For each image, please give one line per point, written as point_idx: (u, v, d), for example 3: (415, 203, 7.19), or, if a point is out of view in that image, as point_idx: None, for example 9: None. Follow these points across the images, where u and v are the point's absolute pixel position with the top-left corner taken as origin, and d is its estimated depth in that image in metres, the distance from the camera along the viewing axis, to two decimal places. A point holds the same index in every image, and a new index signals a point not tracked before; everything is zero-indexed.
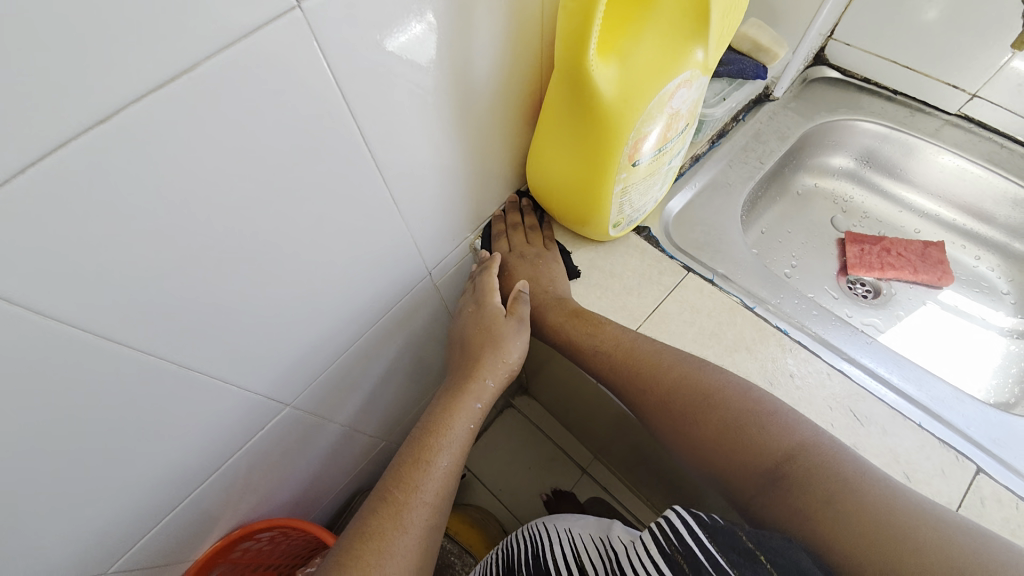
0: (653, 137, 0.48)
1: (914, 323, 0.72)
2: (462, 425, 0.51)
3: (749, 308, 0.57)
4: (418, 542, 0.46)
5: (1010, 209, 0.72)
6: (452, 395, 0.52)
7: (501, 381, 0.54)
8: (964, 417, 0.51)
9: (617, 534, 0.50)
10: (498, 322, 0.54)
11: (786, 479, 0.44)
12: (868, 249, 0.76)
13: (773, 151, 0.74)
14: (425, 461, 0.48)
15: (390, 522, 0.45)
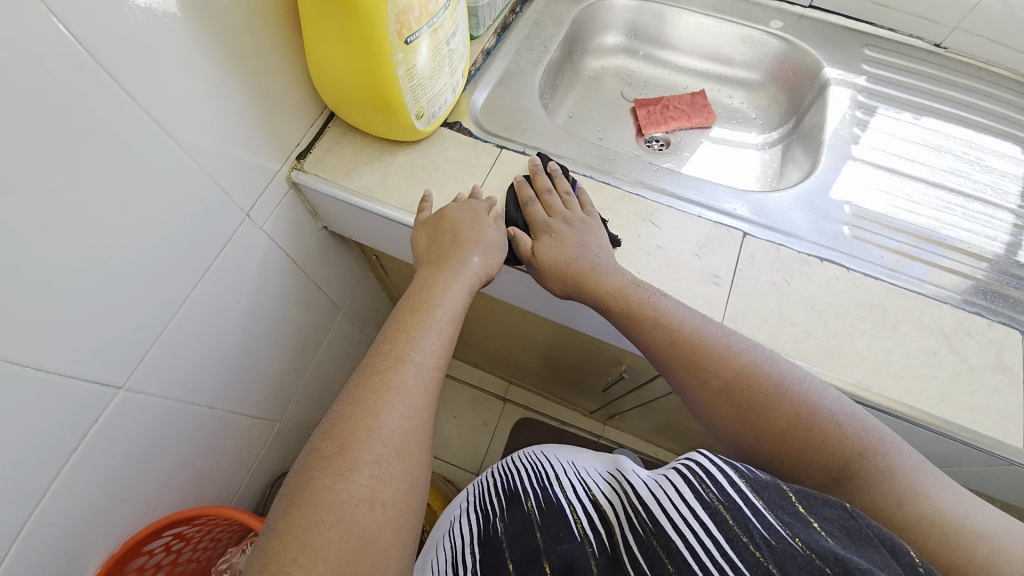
0: (414, 11, 0.50)
1: (699, 157, 0.86)
2: (456, 303, 0.51)
3: (559, 165, 0.65)
4: (429, 374, 0.46)
5: (740, 48, 0.87)
6: (448, 272, 0.53)
7: (486, 270, 0.55)
8: (730, 202, 0.64)
9: (629, 473, 0.49)
10: (487, 216, 0.57)
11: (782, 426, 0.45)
12: (653, 108, 0.90)
13: (554, 35, 0.81)
14: (426, 307, 0.50)
15: (400, 350, 0.46)
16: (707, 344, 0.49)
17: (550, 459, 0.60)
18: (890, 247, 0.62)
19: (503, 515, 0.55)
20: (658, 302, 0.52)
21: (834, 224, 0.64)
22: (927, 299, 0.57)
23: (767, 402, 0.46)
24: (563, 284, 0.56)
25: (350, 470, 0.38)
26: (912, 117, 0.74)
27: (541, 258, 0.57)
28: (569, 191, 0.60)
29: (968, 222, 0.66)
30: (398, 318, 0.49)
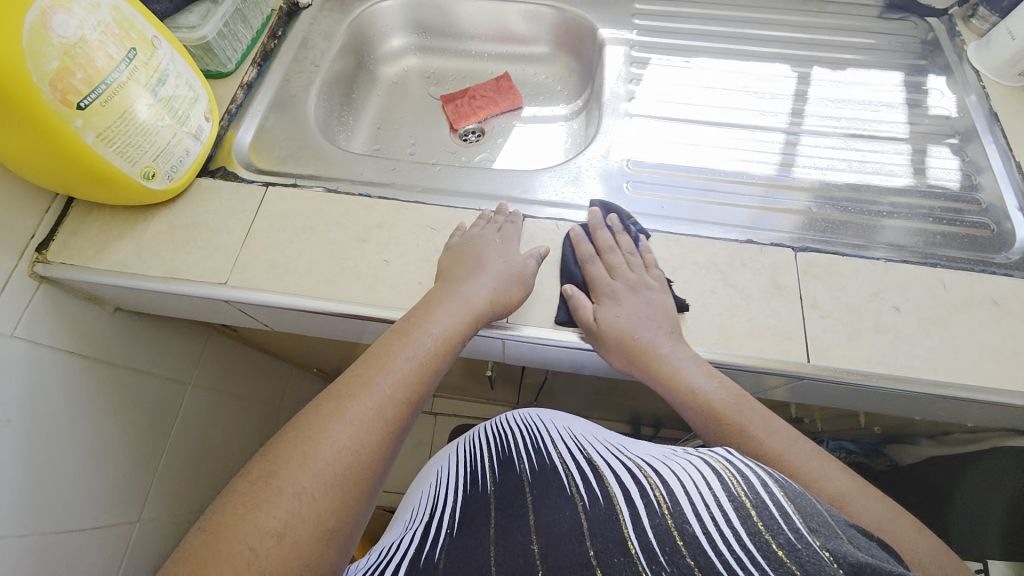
0: (79, 73, 0.46)
1: (513, 141, 0.86)
2: (455, 321, 0.50)
3: (332, 189, 0.62)
4: (384, 410, 0.43)
5: (526, 24, 0.87)
6: (459, 283, 0.53)
7: (487, 290, 0.53)
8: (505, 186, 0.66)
9: (638, 454, 0.46)
10: (490, 240, 0.57)
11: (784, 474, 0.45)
12: (461, 102, 0.88)
13: (325, 52, 0.79)
14: (419, 329, 0.49)
15: (360, 387, 0.44)
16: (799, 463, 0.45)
17: (550, 422, 0.55)
18: (666, 194, 0.64)
19: (493, 474, 0.50)
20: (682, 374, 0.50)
21: (613, 182, 0.66)
22: (702, 238, 0.59)
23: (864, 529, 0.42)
24: (626, 361, 0.53)
25: (267, 494, 0.36)
26: (683, 61, 0.76)
27: (604, 327, 0.53)
28: (629, 245, 0.58)
29: (742, 150, 0.68)
30: (406, 325, 0.50)
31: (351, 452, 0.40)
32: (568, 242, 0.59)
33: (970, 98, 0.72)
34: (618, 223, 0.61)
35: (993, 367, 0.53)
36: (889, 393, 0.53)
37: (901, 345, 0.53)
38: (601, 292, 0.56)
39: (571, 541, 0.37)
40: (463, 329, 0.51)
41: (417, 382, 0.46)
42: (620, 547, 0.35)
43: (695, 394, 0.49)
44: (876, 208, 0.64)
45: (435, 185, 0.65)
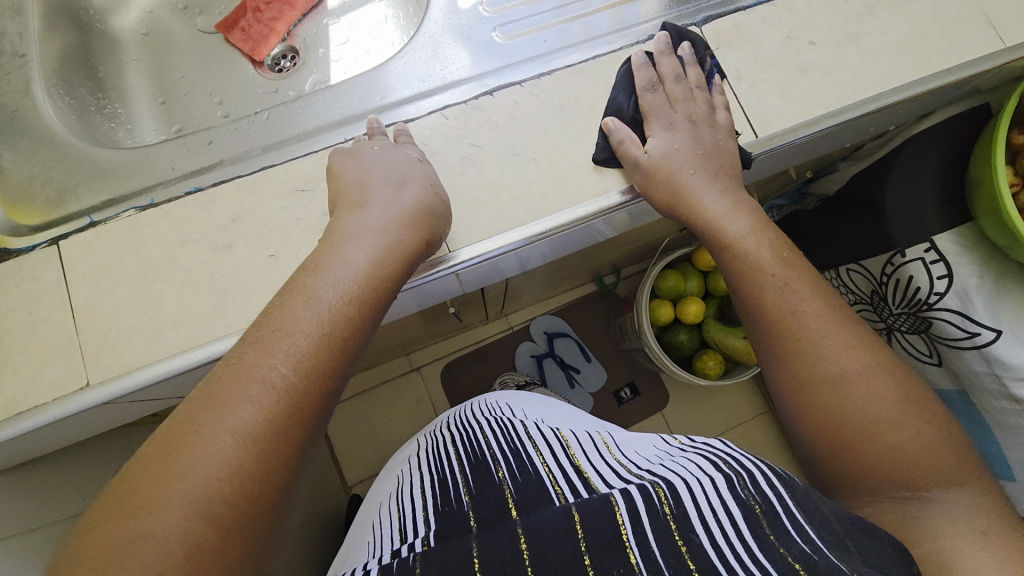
0: None
1: (336, 44, 0.68)
2: (369, 260, 0.37)
3: (149, 204, 0.46)
4: (282, 402, 0.30)
5: None
6: (367, 215, 0.41)
7: (406, 216, 0.40)
8: (361, 100, 0.51)
9: (624, 458, 0.41)
10: (386, 154, 0.44)
11: (835, 368, 0.38)
12: (246, 22, 0.67)
13: (22, 28, 0.55)
14: (315, 282, 0.35)
15: (243, 373, 0.31)
16: (791, 299, 0.41)
17: (519, 414, 0.51)
18: (542, 25, 0.54)
19: (464, 473, 0.42)
20: (708, 219, 0.44)
21: (480, 38, 0.54)
22: (604, 57, 0.50)
23: (849, 387, 0.37)
24: (668, 197, 0.45)
25: (116, 553, 0.24)
26: None
27: (658, 163, 0.46)
28: (699, 80, 0.49)
29: None
30: (302, 276, 0.36)
31: (241, 466, 0.28)
32: (624, 71, 0.50)
33: None
34: (659, 45, 0.50)
35: (909, 61, 0.52)
36: (831, 130, 0.51)
37: (829, 78, 0.50)
38: (658, 120, 0.48)
39: (563, 549, 0.30)
40: (383, 274, 0.37)
41: (328, 353, 0.33)
42: (618, 554, 0.30)
43: (752, 275, 0.42)
44: None
45: (277, 138, 0.50)
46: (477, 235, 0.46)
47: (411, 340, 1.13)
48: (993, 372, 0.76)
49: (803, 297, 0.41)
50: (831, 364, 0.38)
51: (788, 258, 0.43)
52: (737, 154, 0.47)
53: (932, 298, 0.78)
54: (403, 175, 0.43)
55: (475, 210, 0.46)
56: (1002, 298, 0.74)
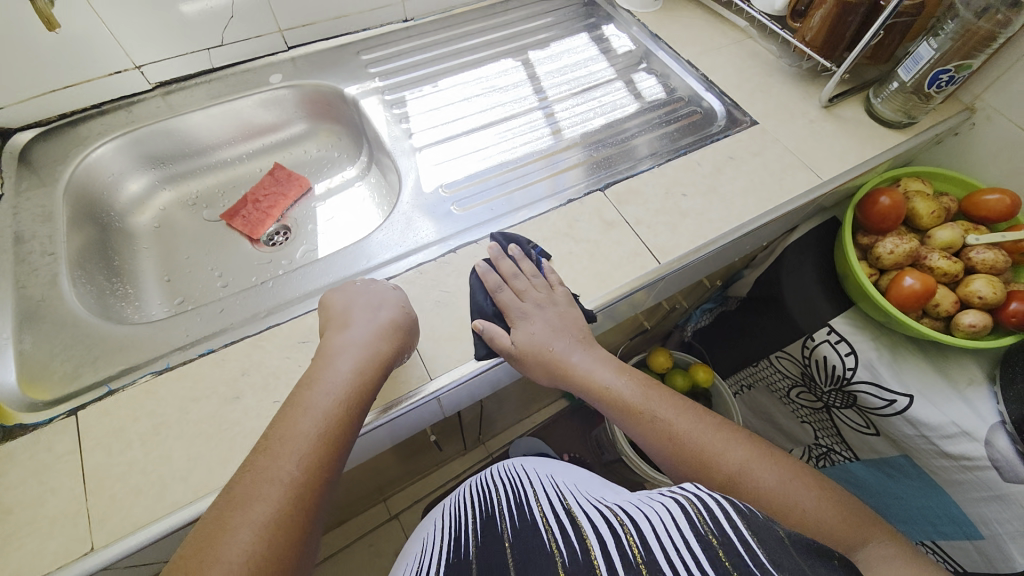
0: None
1: (323, 221, 0.84)
2: (353, 369, 0.46)
3: (165, 368, 0.52)
4: (290, 496, 0.37)
5: (271, 110, 0.84)
6: (350, 334, 0.50)
7: (383, 333, 0.50)
8: (349, 265, 0.64)
9: (617, 504, 0.50)
10: (347, 292, 0.55)
11: (728, 471, 0.47)
12: (246, 211, 0.82)
13: (51, 234, 0.64)
14: (308, 395, 0.43)
15: (254, 478, 0.38)
16: (675, 424, 0.50)
17: (529, 475, 0.65)
18: (487, 197, 0.71)
19: (479, 538, 0.54)
20: (586, 377, 0.54)
21: (442, 210, 0.69)
22: (535, 217, 0.67)
23: (746, 487, 0.46)
24: (550, 373, 0.55)
25: None
26: (431, 87, 0.83)
27: (520, 347, 0.54)
28: (533, 270, 0.60)
29: (520, 135, 0.78)
30: (300, 392, 0.44)
31: (259, 553, 0.34)
32: (477, 280, 0.59)
33: (634, 30, 0.94)
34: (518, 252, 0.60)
35: (755, 200, 0.71)
36: (714, 251, 0.67)
37: (703, 217, 0.69)
38: (515, 315, 0.56)
39: None
40: (365, 378, 0.46)
41: (326, 452, 0.41)
42: None
43: (636, 417, 0.51)
44: (630, 133, 0.80)
45: (278, 303, 0.60)
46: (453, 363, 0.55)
47: (389, 482, 1.12)
48: (922, 433, 0.85)
49: (682, 422, 0.50)
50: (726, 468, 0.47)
51: (654, 392, 0.54)
52: (581, 317, 0.57)
53: (848, 372, 0.91)
54: (381, 301, 0.53)
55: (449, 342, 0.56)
56: (902, 365, 0.87)
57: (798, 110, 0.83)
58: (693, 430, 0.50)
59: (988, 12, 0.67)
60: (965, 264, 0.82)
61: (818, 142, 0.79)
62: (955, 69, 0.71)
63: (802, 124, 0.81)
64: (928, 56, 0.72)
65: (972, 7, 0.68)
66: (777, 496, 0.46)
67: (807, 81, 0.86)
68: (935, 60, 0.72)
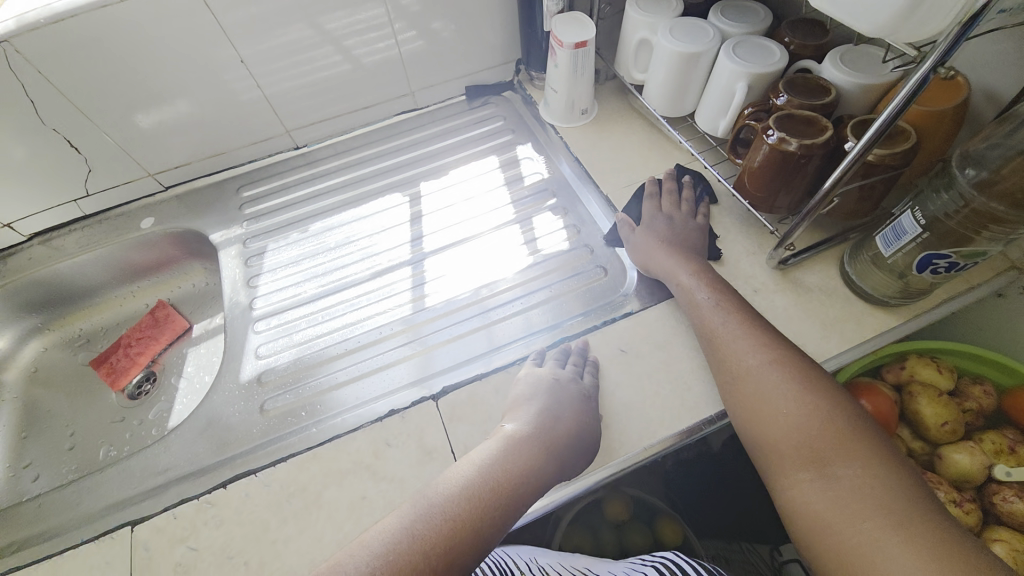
0: None
1: (190, 369, 0.78)
2: (501, 455, 0.47)
3: None
4: (446, 562, 0.39)
5: (149, 251, 0.80)
6: (538, 418, 0.50)
7: (539, 427, 0.49)
8: (122, 482, 0.55)
9: (608, 571, 0.56)
10: (550, 373, 0.54)
11: (779, 404, 0.46)
12: (116, 357, 0.79)
13: None
14: (489, 472, 0.45)
15: (435, 528, 0.40)
16: (740, 348, 0.50)
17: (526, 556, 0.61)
18: (306, 395, 0.59)
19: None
20: (683, 281, 0.56)
21: (252, 402, 0.59)
22: (341, 436, 0.54)
23: (786, 412, 0.46)
24: (647, 261, 0.61)
25: None
26: (300, 233, 0.74)
27: (508, 447, 0.47)
28: (689, 197, 0.67)
29: (377, 301, 0.66)
30: (478, 458, 0.47)
31: None
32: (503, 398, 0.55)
33: (553, 151, 0.78)
34: (676, 188, 0.67)
35: (638, 421, 0.53)
36: (554, 509, 0.50)
37: None
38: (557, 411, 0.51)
39: None
40: (539, 475, 0.46)
41: (485, 533, 0.42)
42: None
43: (709, 328, 0.53)
44: (509, 301, 0.64)
45: (37, 533, 0.53)
46: None
47: None
48: None
49: (748, 343, 0.50)
50: (778, 398, 0.47)
51: (757, 330, 0.52)
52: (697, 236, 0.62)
53: None
54: (562, 399, 0.51)
55: None
56: None
57: (738, 273, 0.62)
58: (771, 363, 0.49)
59: (1010, 176, 0.43)
60: (982, 506, 0.59)
61: None
62: (958, 256, 0.48)
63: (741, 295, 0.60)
64: (913, 233, 0.50)
65: (979, 171, 0.45)
66: (822, 436, 0.44)
67: (760, 228, 0.65)
68: (922, 241, 0.49)
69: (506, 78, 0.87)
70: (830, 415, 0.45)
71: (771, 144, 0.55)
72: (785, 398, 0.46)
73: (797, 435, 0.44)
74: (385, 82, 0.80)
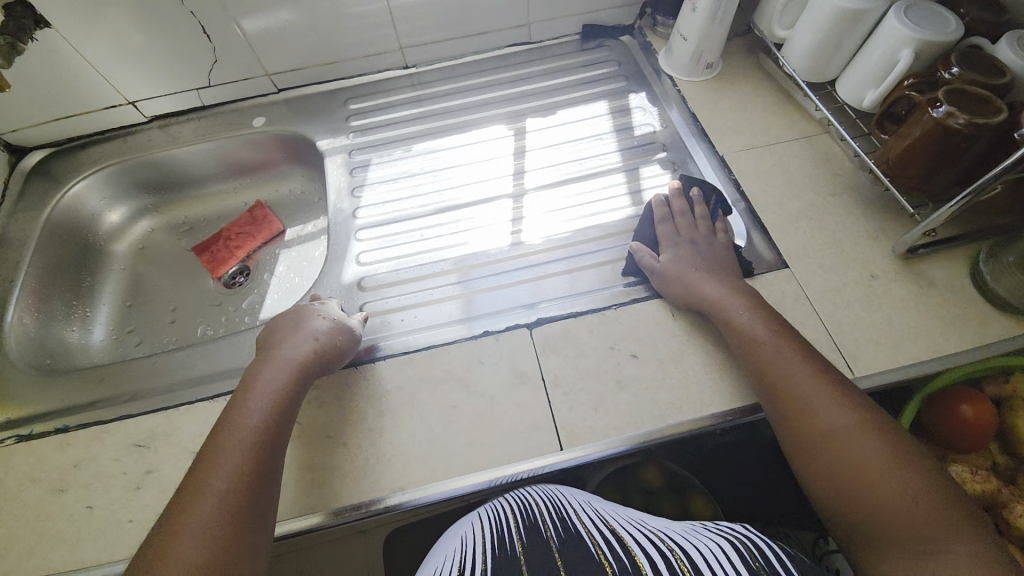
0: None
1: (282, 270, 0.82)
2: (258, 433, 0.46)
3: (27, 435, 0.54)
4: (228, 499, 0.41)
5: (253, 150, 0.83)
6: (286, 347, 0.52)
7: (297, 377, 0.50)
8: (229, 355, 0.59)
9: (661, 533, 0.53)
10: (306, 311, 0.57)
11: (873, 468, 0.41)
12: (216, 247, 0.84)
13: (20, 261, 0.69)
14: (245, 413, 0.47)
15: (202, 482, 0.42)
16: (819, 404, 0.45)
17: (578, 501, 0.59)
18: (403, 305, 0.61)
19: (522, 538, 0.52)
20: (735, 322, 0.52)
21: (352, 304, 0.62)
22: (436, 348, 0.56)
23: (880, 483, 0.41)
24: (680, 292, 0.56)
25: None
26: (403, 151, 0.75)
27: (258, 380, 0.50)
28: (682, 207, 0.63)
29: (475, 229, 0.67)
30: (238, 404, 0.48)
31: (212, 540, 0.39)
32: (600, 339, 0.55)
33: (667, 104, 0.75)
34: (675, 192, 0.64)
35: (734, 383, 0.52)
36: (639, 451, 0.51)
37: (646, 394, 0.52)
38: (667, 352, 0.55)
39: None
40: (285, 396, 0.49)
41: (262, 459, 0.45)
42: None
43: (775, 376, 0.48)
44: (607, 248, 0.64)
45: (152, 387, 0.57)
46: None
47: None
48: None
49: (824, 397, 0.45)
50: (871, 466, 0.41)
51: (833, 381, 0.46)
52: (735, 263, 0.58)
53: None
54: (336, 336, 0.54)
55: None
56: None
57: (856, 256, 0.59)
58: (858, 420, 0.43)
59: None
60: None
61: (869, 311, 0.56)
62: None
63: (855, 279, 0.58)
64: None
65: None
66: (925, 512, 0.39)
67: (886, 212, 0.61)
68: None
69: (626, 20, 0.83)
70: (934, 492, 0.39)
71: (936, 117, 0.51)
72: (877, 457, 0.41)
73: (894, 510, 0.39)
74: (505, 9, 0.78)
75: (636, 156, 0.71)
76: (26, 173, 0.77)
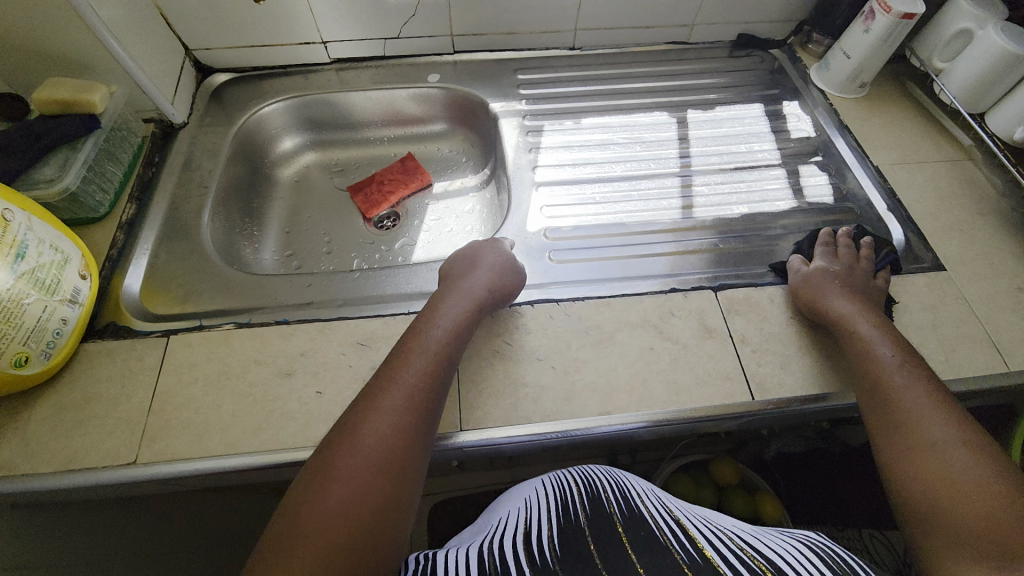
0: None
1: (431, 219, 0.87)
2: (438, 345, 0.50)
3: (245, 322, 0.58)
4: (413, 394, 0.46)
5: (418, 106, 0.88)
6: (467, 274, 0.58)
7: (478, 302, 0.55)
8: (427, 278, 0.63)
9: (715, 521, 0.51)
10: (460, 253, 0.62)
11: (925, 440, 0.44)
12: (369, 190, 0.87)
13: (213, 169, 0.74)
14: (425, 326, 0.52)
15: (389, 377, 0.47)
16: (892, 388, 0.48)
17: (636, 479, 0.57)
18: (588, 256, 0.66)
19: (584, 513, 0.50)
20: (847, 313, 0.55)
21: (538, 250, 0.67)
22: (628, 296, 0.61)
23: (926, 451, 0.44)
24: (817, 300, 0.57)
25: (337, 472, 0.40)
26: (573, 122, 0.80)
27: (447, 300, 0.55)
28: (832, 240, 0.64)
29: (648, 199, 0.72)
30: (420, 321, 0.53)
31: (394, 429, 0.43)
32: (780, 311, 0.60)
33: (818, 113, 0.81)
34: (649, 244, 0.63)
35: None
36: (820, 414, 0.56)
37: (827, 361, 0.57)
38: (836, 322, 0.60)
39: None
40: (464, 317, 0.54)
41: (438, 365, 0.49)
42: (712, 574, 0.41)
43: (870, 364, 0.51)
44: (769, 232, 0.69)
45: (357, 296, 0.61)
46: (487, 422, 0.52)
47: None
48: None
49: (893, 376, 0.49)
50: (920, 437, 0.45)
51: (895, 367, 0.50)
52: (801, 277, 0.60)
53: None
54: (507, 274, 0.59)
55: (491, 398, 0.53)
56: None
57: (1006, 268, 0.65)
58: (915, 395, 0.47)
59: None
60: None
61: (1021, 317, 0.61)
62: None
63: (1007, 288, 0.63)
64: None
65: None
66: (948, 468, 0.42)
67: None
68: None
69: (778, 36, 0.90)
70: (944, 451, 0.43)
71: None
72: (930, 429, 0.45)
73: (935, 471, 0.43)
74: (679, 8, 0.84)
75: (796, 153, 0.77)
76: (209, 93, 0.81)
